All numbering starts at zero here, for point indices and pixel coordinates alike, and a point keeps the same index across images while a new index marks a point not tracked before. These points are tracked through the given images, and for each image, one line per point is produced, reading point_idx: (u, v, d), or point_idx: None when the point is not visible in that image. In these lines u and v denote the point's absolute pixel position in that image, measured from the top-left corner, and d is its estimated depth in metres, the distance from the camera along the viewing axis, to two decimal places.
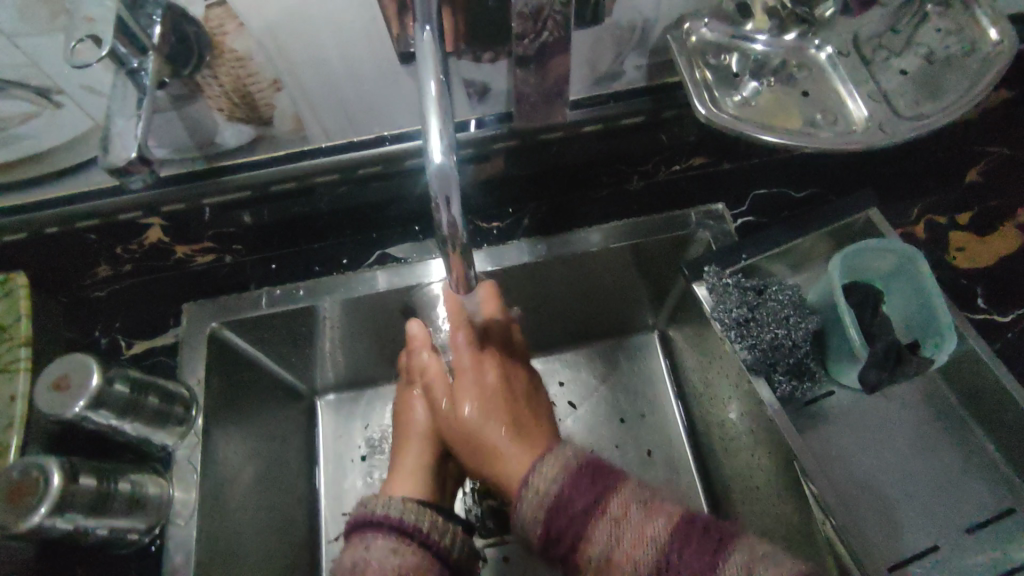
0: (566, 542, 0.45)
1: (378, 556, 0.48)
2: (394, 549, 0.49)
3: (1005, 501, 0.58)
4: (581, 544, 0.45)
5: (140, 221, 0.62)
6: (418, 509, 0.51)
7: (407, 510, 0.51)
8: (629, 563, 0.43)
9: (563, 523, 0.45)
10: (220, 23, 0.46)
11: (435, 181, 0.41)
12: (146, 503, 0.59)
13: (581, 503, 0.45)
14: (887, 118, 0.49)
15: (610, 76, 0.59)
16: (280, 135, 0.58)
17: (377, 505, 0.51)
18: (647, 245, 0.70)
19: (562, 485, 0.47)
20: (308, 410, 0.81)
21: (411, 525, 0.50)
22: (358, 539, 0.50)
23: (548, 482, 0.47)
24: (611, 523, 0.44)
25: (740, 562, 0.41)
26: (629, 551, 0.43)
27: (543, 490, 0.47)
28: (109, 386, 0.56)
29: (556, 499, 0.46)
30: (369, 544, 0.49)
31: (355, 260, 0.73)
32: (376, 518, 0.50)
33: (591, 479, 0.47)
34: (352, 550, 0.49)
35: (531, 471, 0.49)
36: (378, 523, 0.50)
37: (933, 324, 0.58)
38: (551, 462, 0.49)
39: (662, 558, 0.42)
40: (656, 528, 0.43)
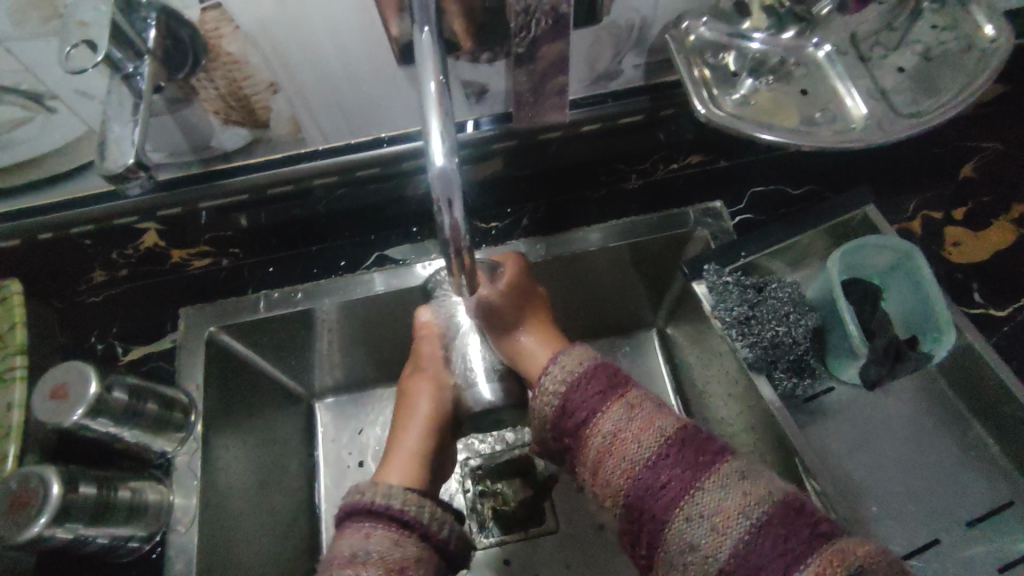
0: (575, 423, 0.46)
1: (377, 547, 0.46)
2: (393, 540, 0.48)
3: (1004, 494, 0.58)
4: (589, 424, 0.45)
5: (135, 226, 0.61)
6: (414, 497, 0.50)
7: (405, 499, 0.50)
8: (634, 443, 0.44)
9: (576, 401, 0.46)
10: (215, 26, 0.46)
11: (437, 183, 0.40)
12: (146, 510, 0.58)
13: (596, 396, 0.46)
14: (885, 115, 0.49)
15: (608, 75, 0.58)
16: (277, 138, 0.57)
17: (371, 493, 0.50)
18: (646, 243, 0.70)
19: (581, 373, 0.48)
20: (307, 413, 0.80)
21: (408, 514, 0.49)
22: (354, 528, 0.48)
23: (569, 368, 0.48)
24: (625, 411, 0.45)
25: (736, 468, 0.42)
26: (638, 434, 0.44)
27: (560, 378, 0.48)
28: (108, 393, 0.55)
29: (575, 381, 0.47)
30: (367, 533, 0.48)
31: (352, 262, 0.72)
32: (372, 506, 0.49)
33: (609, 374, 0.48)
34: (347, 538, 0.48)
35: (552, 357, 0.49)
36: (375, 513, 0.49)
37: (931, 319, 0.59)
38: (573, 354, 0.49)
39: (665, 447, 0.43)
40: (664, 423, 0.44)
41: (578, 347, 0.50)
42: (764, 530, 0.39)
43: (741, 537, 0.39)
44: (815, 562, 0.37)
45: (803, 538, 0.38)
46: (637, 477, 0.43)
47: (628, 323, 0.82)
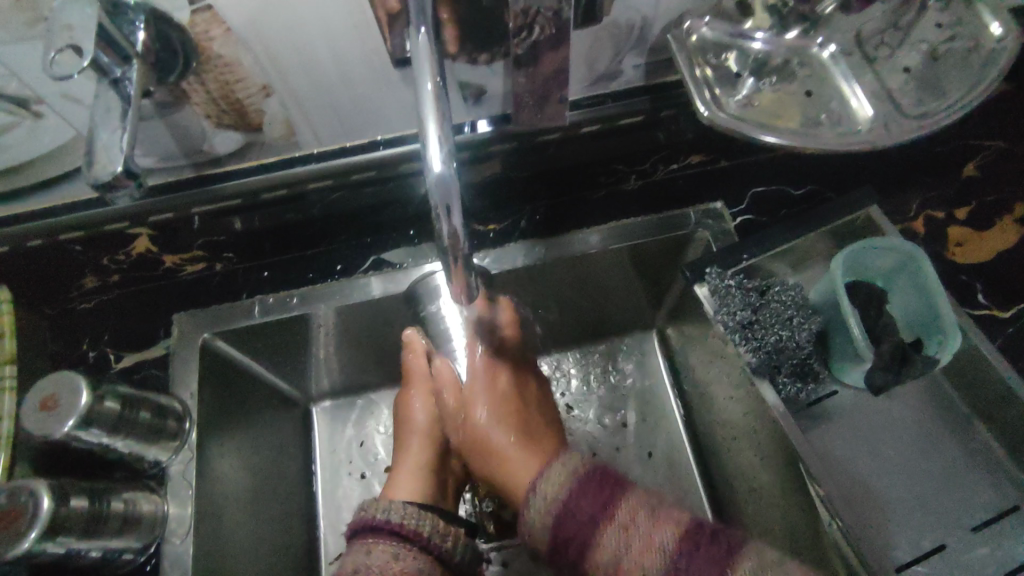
0: (574, 558, 0.47)
1: (378, 561, 0.48)
2: (395, 555, 0.49)
3: (1009, 497, 0.58)
4: (589, 559, 0.46)
5: (126, 232, 0.60)
6: (420, 513, 0.52)
7: (407, 514, 0.51)
8: (639, 569, 0.44)
9: (568, 519, 0.47)
10: (205, 28, 0.45)
11: (436, 190, 0.39)
12: (140, 522, 0.57)
13: (591, 504, 0.47)
14: (892, 117, 0.48)
15: (608, 76, 0.57)
16: (271, 142, 0.56)
17: (378, 510, 0.51)
18: (646, 245, 0.69)
19: (569, 491, 0.48)
20: (304, 418, 0.79)
21: (411, 530, 0.51)
22: (359, 545, 0.50)
23: (553, 488, 0.49)
24: (619, 533, 0.45)
25: (750, 571, 0.42)
26: (638, 559, 0.44)
27: (548, 498, 0.49)
28: (100, 404, 0.54)
29: (566, 500, 0.48)
30: (372, 548, 0.49)
31: (349, 265, 0.72)
32: (378, 522, 0.51)
33: (597, 485, 0.48)
34: (355, 552, 0.50)
35: (535, 482, 0.50)
36: (379, 528, 0.50)
37: (935, 322, 0.58)
38: (558, 470, 0.50)
39: (674, 563, 0.43)
40: (663, 536, 0.45)
41: (568, 455, 0.52)
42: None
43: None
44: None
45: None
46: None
47: (628, 325, 0.81)
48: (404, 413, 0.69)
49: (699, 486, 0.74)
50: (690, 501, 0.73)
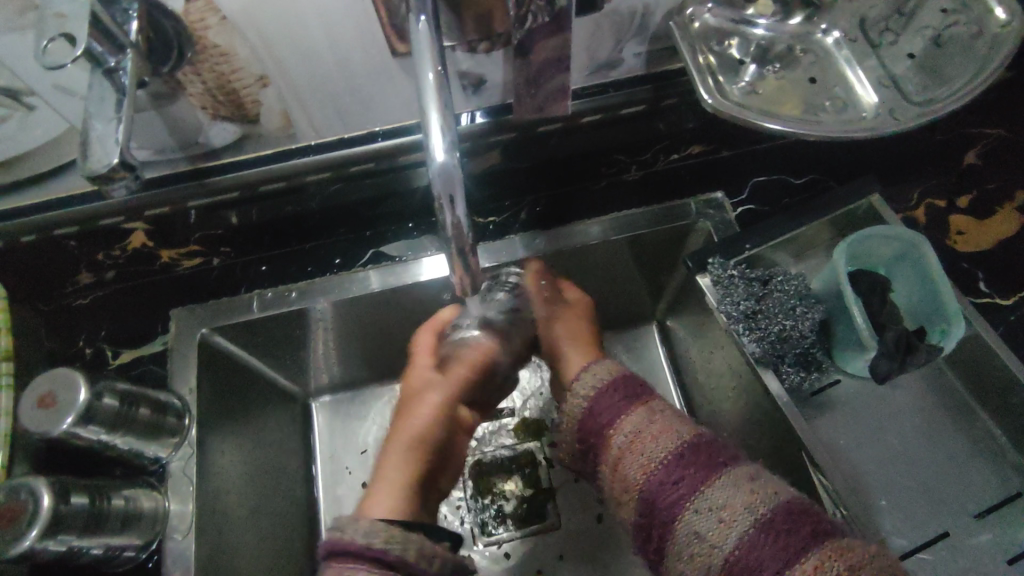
0: (599, 427, 0.51)
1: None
2: None
3: (1012, 485, 0.58)
4: (612, 428, 0.50)
5: (122, 226, 0.59)
6: (393, 534, 0.46)
7: (382, 536, 0.46)
8: (652, 441, 0.48)
9: (606, 401, 0.52)
10: (201, 17, 0.44)
11: (438, 180, 0.39)
12: (141, 518, 0.57)
13: (625, 394, 0.52)
14: (896, 103, 0.48)
15: (609, 64, 0.57)
16: (268, 134, 0.55)
17: (349, 531, 0.46)
18: (646, 236, 0.69)
19: (608, 382, 0.53)
20: (303, 413, 0.79)
21: (387, 553, 0.45)
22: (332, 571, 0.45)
23: (596, 377, 0.54)
24: (645, 415, 0.50)
25: (746, 471, 0.45)
26: (655, 435, 0.48)
27: (592, 383, 0.53)
28: (98, 400, 0.53)
29: (606, 384, 0.53)
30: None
31: (347, 259, 0.71)
32: (349, 547, 0.45)
33: (633, 383, 0.53)
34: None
35: (584, 366, 0.55)
36: (355, 553, 0.45)
37: (939, 309, 0.58)
38: (602, 366, 0.55)
39: (681, 447, 0.47)
40: (682, 428, 0.48)
41: (608, 360, 0.56)
42: (769, 522, 0.42)
43: (745, 530, 0.42)
44: (815, 557, 0.39)
45: (804, 535, 0.40)
46: (652, 476, 0.46)
47: (629, 317, 0.81)
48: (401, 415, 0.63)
49: None
50: None
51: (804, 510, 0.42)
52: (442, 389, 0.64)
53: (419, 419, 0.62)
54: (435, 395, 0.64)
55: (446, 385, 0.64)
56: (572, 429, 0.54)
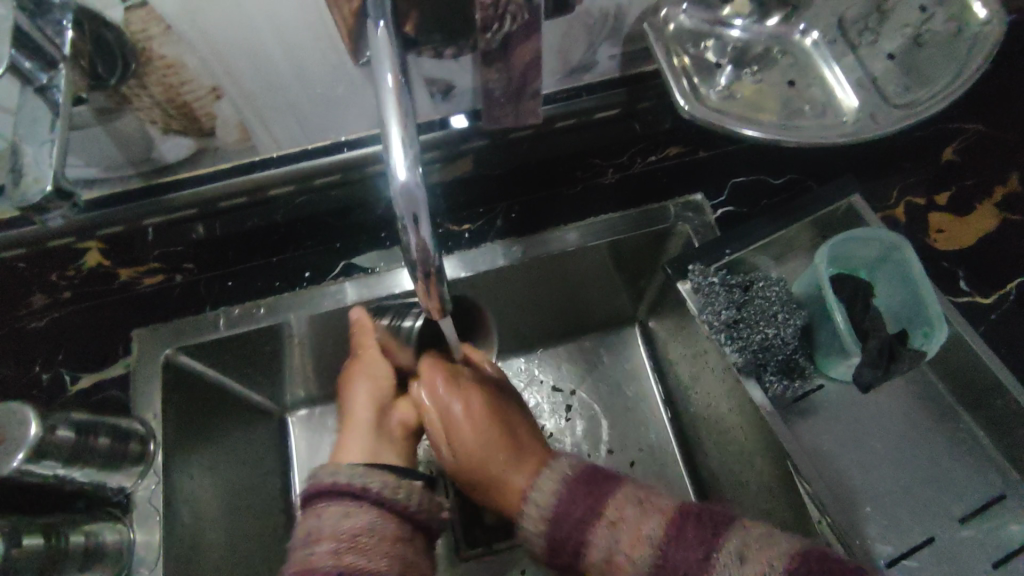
0: (570, 549, 0.48)
1: (330, 522, 0.46)
2: (349, 513, 0.46)
3: (997, 487, 0.57)
4: (585, 549, 0.47)
5: (74, 246, 0.56)
6: (367, 470, 0.49)
7: (357, 473, 0.48)
8: (630, 561, 0.45)
9: (563, 524, 0.48)
10: (143, 27, 0.41)
11: (401, 200, 0.37)
12: (102, 555, 0.53)
13: (583, 505, 0.48)
14: (878, 107, 0.46)
15: (583, 67, 0.55)
16: (225, 147, 0.52)
17: (326, 474, 0.48)
18: (626, 241, 0.67)
19: (562, 496, 0.49)
20: (278, 429, 0.76)
21: (360, 487, 0.47)
22: (311, 511, 0.47)
23: (546, 495, 0.50)
24: (608, 530, 0.46)
25: (734, 549, 0.42)
26: (628, 550, 0.45)
27: (546, 497, 0.50)
28: (52, 434, 0.50)
29: (562, 494, 0.50)
30: (322, 512, 0.47)
31: (318, 273, 0.68)
32: (325, 486, 0.48)
33: (588, 486, 0.49)
34: (307, 521, 0.47)
35: (533, 481, 0.52)
36: (328, 491, 0.47)
37: (922, 312, 0.57)
38: (551, 472, 0.52)
39: (660, 551, 0.44)
40: (651, 527, 0.45)
41: (560, 460, 0.53)
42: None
43: None
44: None
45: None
46: None
47: (610, 320, 0.79)
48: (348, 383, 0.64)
49: (686, 483, 0.73)
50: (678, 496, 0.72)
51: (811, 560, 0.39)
52: (371, 355, 0.64)
53: (363, 391, 0.62)
54: (376, 359, 0.63)
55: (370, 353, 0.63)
56: (541, 556, 0.51)
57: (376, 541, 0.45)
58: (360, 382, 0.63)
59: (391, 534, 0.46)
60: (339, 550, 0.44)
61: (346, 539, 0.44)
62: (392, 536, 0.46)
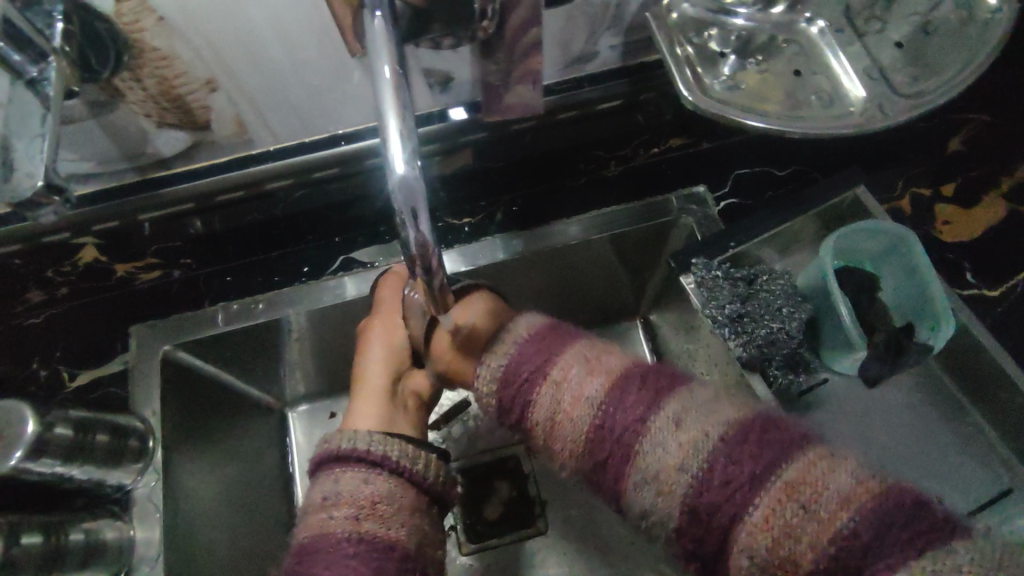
0: (520, 390, 0.47)
1: (348, 487, 0.45)
2: (365, 480, 0.46)
3: (1004, 481, 0.57)
4: (534, 393, 0.46)
5: (71, 242, 0.55)
6: (385, 438, 0.48)
7: (374, 440, 0.48)
8: (573, 411, 0.45)
9: (517, 368, 0.48)
10: (135, 19, 0.41)
11: (399, 193, 0.36)
12: (104, 552, 0.53)
13: (535, 361, 0.48)
14: (886, 95, 0.45)
15: (584, 58, 0.54)
16: (222, 140, 0.52)
17: (341, 440, 0.48)
18: (628, 234, 0.66)
19: (522, 345, 0.49)
20: (278, 424, 0.75)
21: (378, 455, 0.47)
22: (326, 475, 0.47)
23: (504, 347, 0.50)
24: (558, 378, 0.46)
25: (672, 414, 0.42)
26: (575, 398, 0.45)
27: (494, 366, 0.49)
28: (49, 432, 0.50)
29: (512, 360, 0.48)
30: (338, 478, 0.46)
31: (317, 267, 0.67)
32: (343, 452, 0.47)
33: (540, 347, 0.49)
34: (322, 485, 0.47)
35: (486, 344, 0.51)
36: (345, 458, 0.47)
37: (928, 306, 0.56)
38: (502, 339, 0.50)
39: (604, 403, 0.44)
40: (592, 387, 0.45)
41: (514, 324, 0.51)
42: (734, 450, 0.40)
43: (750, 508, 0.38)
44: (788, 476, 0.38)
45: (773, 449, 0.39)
46: (590, 438, 0.44)
47: (614, 313, 0.79)
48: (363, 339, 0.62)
49: None
50: None
51: (750, 429, 0.40)
52: (389, 317, 0.61)
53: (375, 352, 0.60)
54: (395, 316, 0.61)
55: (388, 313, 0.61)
56: (495, 411, 0.51)
57: (394, 510, 0.45)
58: (374, 342, 0.60)
59: (408, 504, 0.46)
60: (359, 516, 0.44)
61: (366, 505, 0.44)
62: (408, 507, 0.46)
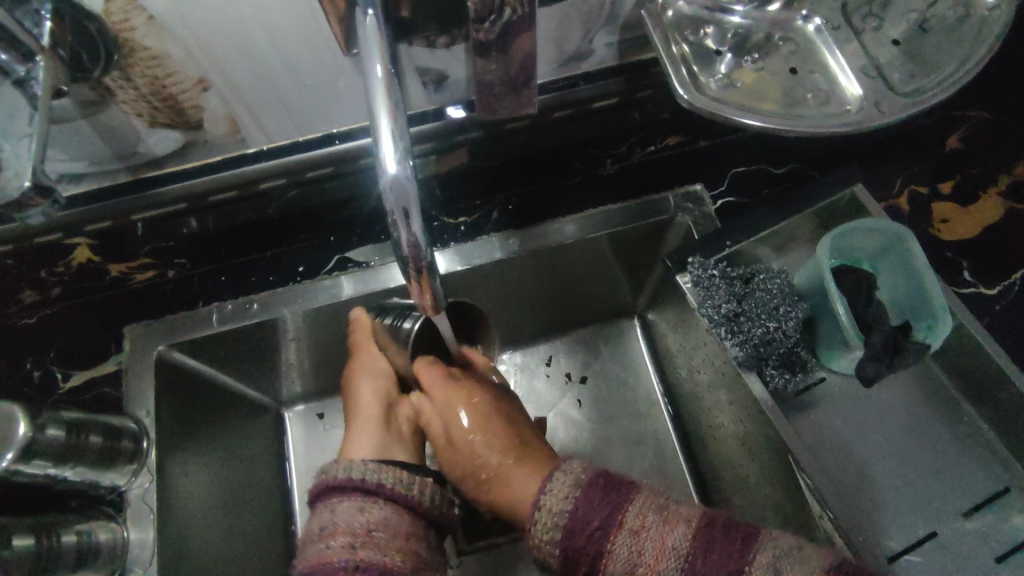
0: (585, 561, 0.43)
1: (345, 517, 0.46)
2: (361, 508, 0.46)
3: (1001, 480, 0.57)
4: (603, 562, 0.43)
5: (63, 242, 0.55)
6: (381, 466, 0.48)
7: (368, 469, 0.48)
8: (654, 574, 0.41)
9: (579, 531, 0.43)
10: (127, 20, 0.41)
11: (391, 194, 0.36)
12: (98, 554, 0.53)
13: (597, 521, 0.43)
14: (882, 94, 0.45)
15: (579, 56, 0.54)
16: (213, 139, 0.51)
17: (337, 470, 0.48)
18: (625, 233, 0.66)
19: (578, 499, 0.44)
20: (274, 425, 0.75)
21: (373, 483, 0.47)
22: (323, 506, 0.47)
23: (559, 501, 0.45)
24: (631, 538, 0.42)
25: (767, 565, 0.40)
26: (653, 563, 0.41)
27: (553, 522, 0.44)
28: (42, 433, 0.50)
29: (571, 521, 0.44)
30: (334, 508, 0.46)
31: (312, 268, 0.67)
32: (337, 482, 0.47)
33: (606, 491, 0.45)
34: (320, 516, 0.47)
35: (538, 497, 0.46)
36: (341, 487, 0.47)
37: (926, 305, 0.56)
38: (557, 489, 0.45)
39: (688, 566, 0.41)
40: (677, 537, 0.42)
41: (562, 472, 0.47)
42: None
43: None
44: None
45: None
46: None
47: (610, 312, 0.78)
48: (351, 381, 0.63)
49: (687, 476, 0.72)
50: (677, 491, 0.71)
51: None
52: (371, 355, 0.63)
53: (365, 390, 0.62)
54: (372, 355, 0.63)
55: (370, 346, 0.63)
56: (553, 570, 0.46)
57: (388, 536, 0.45)
58: (362, 380, 0.62)
59: (403, 529, 0.46)
60: (354, 545, 0.44)
61: (360, 534, 0.45)
62: (404, 532, 0.46)
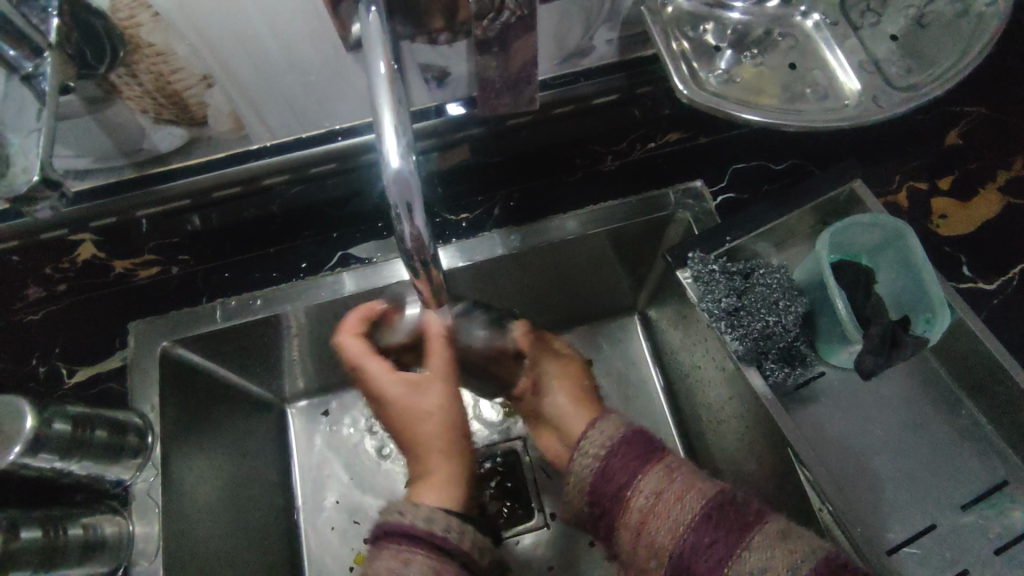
0: (617, 488, 0.48)
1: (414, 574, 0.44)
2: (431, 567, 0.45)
3: (999, 472, 0.57)
4: (630, 490, 0.48)
5: (69, 238, 0.55)
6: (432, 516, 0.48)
7: (450, 526, 0.48)
8: (675, 504, 0.45)
9: (619, 457, 0.50)
10: (131, 14, 0.42)
11: (393, 188, 0.36)
12: (103, 545, 0.54)
13: (639, 453, 0.50)
14: (881, 89, 0.45)
15: (580, 53, 0.54)
16: (217, 136, 0.52)
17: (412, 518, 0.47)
18: (625, 229, 0.66)
19: (619, 440, 0.51)
20: (278, 421, 0.76)
21: (452, 543, 0.48)
22: (392, 548, 0.46)
23: (603, 436, 0.52)
24: (663, 473, 0.47)
25: None
26: (677, 495, 0.45)
27: (600, 443, 0.52)
28: (48, 427, 0.50)
29: (614, 447, 0.51)
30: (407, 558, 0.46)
31: (315, 264, 0.67)
32: (418, 532, 0.47)
33: (648, 438, 0.51)
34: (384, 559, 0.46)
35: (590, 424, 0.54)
36: (416, 537, 0.47)
37: (924, 298, 0.57)
38: (609, 424, 0.53)
39: (707, 505, 0.44)
40: (704, 485, 0.46)
41: (612, 416, 0.54)
42: None
43: None
44: None
45: None
46: (683, 538, 0.43)
47: (612, 308, 0.79)
48: (406, 412, 0.57)
49: None
50: None
51: None
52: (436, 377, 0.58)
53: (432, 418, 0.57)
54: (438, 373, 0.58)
55: (439, 376, 0.58)
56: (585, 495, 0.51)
57: None
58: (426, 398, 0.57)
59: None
60: None
61: None
62: None
